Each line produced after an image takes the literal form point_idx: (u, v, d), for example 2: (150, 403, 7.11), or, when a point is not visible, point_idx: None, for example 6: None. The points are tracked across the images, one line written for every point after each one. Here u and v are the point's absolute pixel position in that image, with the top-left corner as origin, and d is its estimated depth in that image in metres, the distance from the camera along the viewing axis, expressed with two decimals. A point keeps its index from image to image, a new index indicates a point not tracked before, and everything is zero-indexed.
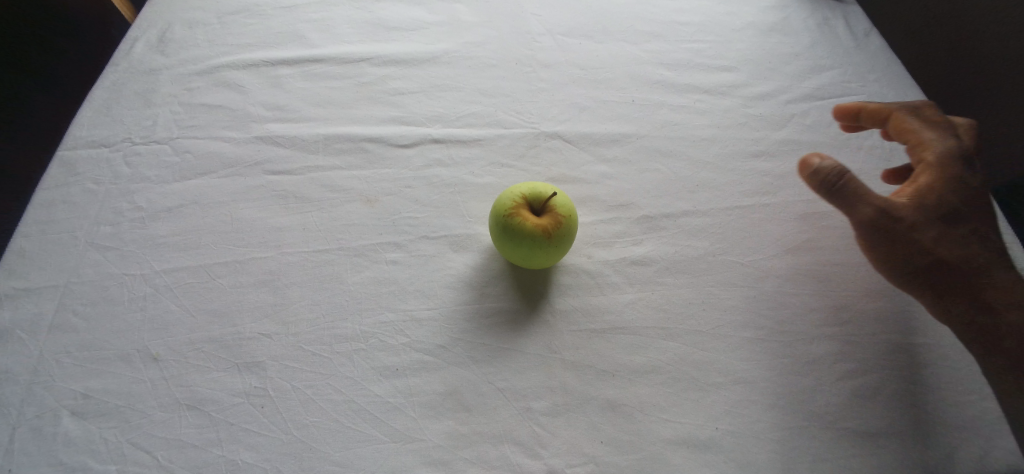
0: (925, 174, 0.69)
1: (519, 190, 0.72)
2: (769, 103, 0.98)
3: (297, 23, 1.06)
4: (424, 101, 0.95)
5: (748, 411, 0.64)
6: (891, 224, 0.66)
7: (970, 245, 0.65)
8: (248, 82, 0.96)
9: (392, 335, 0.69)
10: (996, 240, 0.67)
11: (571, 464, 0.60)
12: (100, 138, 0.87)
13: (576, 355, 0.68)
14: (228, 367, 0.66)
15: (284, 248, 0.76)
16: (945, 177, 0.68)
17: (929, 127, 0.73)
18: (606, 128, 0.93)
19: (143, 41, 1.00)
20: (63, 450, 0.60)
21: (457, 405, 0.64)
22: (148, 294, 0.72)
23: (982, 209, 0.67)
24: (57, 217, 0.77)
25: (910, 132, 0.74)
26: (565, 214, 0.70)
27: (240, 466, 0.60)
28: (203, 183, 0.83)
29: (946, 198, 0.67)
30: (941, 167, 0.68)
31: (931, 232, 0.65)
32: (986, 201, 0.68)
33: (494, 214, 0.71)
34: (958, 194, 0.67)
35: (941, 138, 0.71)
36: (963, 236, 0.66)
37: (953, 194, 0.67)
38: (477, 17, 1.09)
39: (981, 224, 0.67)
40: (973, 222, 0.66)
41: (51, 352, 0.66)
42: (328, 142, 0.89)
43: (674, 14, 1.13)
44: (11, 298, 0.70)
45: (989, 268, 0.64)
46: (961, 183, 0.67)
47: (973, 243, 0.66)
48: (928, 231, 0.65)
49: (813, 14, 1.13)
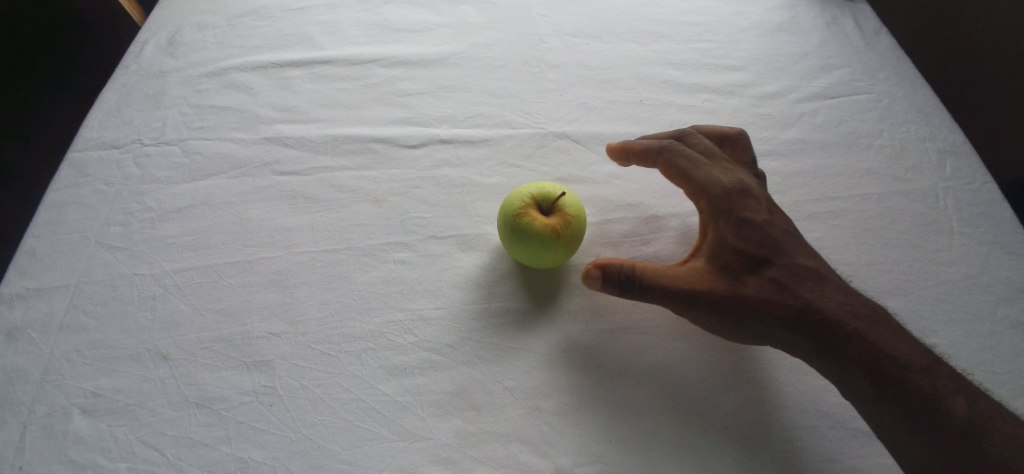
0: (710, 232, 0.69)
1: (528, 190, 0.72)
2: (777, 103, 0.98)
3: (306, 25, 1.07)
4: (432, 102, 0.96)
5: (757, 411, 0.64)
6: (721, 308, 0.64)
7: (784, 282, 0.64)
8: (257, 84, 0.97)
9: (401, 334, 0.69)
10: (802, 264, 0.66)
11: (579, 463, 0.60)
12: (111, 139, 0.87)
13: (584, 355, 0.68)
14: (237, 365, 0.66)
15: (293, 248, 0.77)
16: (722, 226, 0.68)
17: (698, 174, 0.72)
18: (613, 129, 0.93)
19: (153, 44, 1.01)
20: (73, 448, 0.61)
21: (465, 404, 0.64)
22: (158, 293, 0.72)
23: (773, 242, 0.67)
24: (69, 218, 0.78)
25: (684, 182, 0.74)
26: (573, 214, 0.71)
27: (249, 464, 0.60)
28: (212, 184, 0.84)
29: (731, 247, 0.66)
30: (716, 220, 0.69)
31: (747, 283, 0.64)
32: (775, 234, 0.68)
33: (503, 214, 0.71)
34: (740, 237, 0.67)
35: (719, 182, 0.71)
36: (776, 276, 0.64)
37: (732, 240, 0.67)
38: (484, 19, 1.10)
39: (784, 254, 0.66)
40: (771, 259, 0.66)
41: (62, 351, 0.67)
42: (337, 143, 0.89)
43: (681, 15, 1.13)
44: (22, 297, 0.71)
45: (807, 289, 0.63)
46: (739, 227, 0.67)
47: (783, 277, 0.64)
48: (746, 283, 0.64)
49: (820, 14, 1.13)
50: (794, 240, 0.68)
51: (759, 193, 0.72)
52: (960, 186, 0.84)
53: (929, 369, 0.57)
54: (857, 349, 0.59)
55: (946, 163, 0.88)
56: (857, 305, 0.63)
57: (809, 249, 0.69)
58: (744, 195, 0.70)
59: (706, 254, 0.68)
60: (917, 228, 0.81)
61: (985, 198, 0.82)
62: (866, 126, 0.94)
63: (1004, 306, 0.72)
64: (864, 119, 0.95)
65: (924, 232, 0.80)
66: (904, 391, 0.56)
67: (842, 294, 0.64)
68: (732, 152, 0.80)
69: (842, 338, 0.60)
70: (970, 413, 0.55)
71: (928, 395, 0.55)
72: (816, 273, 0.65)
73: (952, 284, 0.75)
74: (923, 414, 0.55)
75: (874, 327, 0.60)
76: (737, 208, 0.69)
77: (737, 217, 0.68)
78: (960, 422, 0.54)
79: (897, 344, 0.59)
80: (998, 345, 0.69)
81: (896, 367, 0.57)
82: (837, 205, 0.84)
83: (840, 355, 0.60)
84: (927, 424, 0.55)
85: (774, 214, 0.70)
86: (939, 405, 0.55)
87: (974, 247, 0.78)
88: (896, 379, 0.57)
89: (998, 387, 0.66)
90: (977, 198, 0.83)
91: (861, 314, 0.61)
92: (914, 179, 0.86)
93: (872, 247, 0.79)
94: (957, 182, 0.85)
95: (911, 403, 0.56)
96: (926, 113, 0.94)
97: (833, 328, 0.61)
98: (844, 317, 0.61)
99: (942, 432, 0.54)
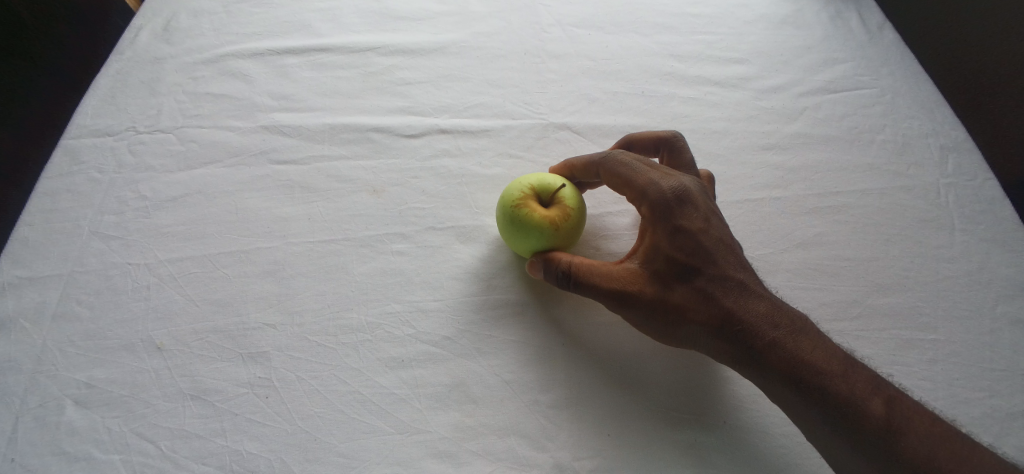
0: (646, 237, 0.65)
1: (527, 181, 0.71)
2: (780, 97, 0.96)
3: (304, 12, 1.05)
4: (432, 91, 0.94)
5: (756, 405, 0.63)
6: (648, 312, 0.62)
7: (711, 291, 0.61)
8: (254, 71, 0.96)
9: (399, 326, 0.68)
10: (732, 274, 0.62)
11: (578, 457, 0.59)
12: (105, 127, 0.86)
13: (583, 348, 0.67)
14: (233, 357, 0.66)
15: (290, 238, 0.76)
16: (657, 232, 0.64)
17: (636, 180, 0.66)
18: (615, 120, 0.92)
19: (148, 29, 0.99)
20: (66, 440, 0.60)
21: (463, 397, 0.63)
22: (152, 283, 0.71)
23: (706, 251, 0.62)
24: (61, 206, 0.77)
25: (623, 189, 0.68)
26: (572, 206, 0.70)
27: (244, 457, 0.59)
28: (209, 173, 0.82)
29: (664, 254, 0.62)
30: (652, 227, 0.64)
31: (673, 290, 0.62)
32: (710, 242, 0.63)
33: (502, 205, 0.70)
34: (672, 244, 0.62)
35: (657, 187, 0.65)
36: (704, 285, 0.61)
37: (665, 247, 0.63)
38: (486, 8, 1.08)
39: (716, 264, 0.62)
40: (701, 268, 0.62)
41: (55, 341, 0.66)
42: (335, 132, 0.88)
43: (684, 6, 1.11)
44: (14, 286, 0.69)
45: (733, 299, 0.60)
46: (672, 234, 0.63)
47: (710, 286, 0.61)
48: (673, 290, 0.61)
49: (826, 7, 1.12)
50: (728, 247, 0.64)
51: (699, 196, 0.65)
52: (963, 182, 0.84)
53: (846, 374, 0.55)
54: (776, 358, 0.57)
55: (949, 159, 0.87)
56: (780, 314, 0.59)
57: (741, 256, 0.64)
58: (681, 200, 0.64)
59: (641, 255, 0.65)
60: (920, 223, 0.80)
61: (987, 195, 0.82)
62: (871, 120, 0.93)
63: (1004, 304, 0.72)
64: (868, 113, 0.94)
65: (928, 227, 0.79)
66: (818, 397, 0.54)
67: (768, 303, 0.60)
68: (667, 156, 0.75)
69: (761, 347, 0.57)
70: (887, 415, 0.52)
71: (843, 402, 0.53)
72: (744, 283, 0.61)
73: (953, 280, 0.74)
74: (837, 419, 0.53)
75: (794, 337, 0.57)
76: (673, 215, 0.63)
77: (673, 224, 0.63)
78: (875, 424, 0.52)
79: (817, 353, 0.56)
80: (998, 342, 0.69)
81: (813, 375, 0.55)
82: (839, 200, 0.83)
83: (760, 364, 0.57)
84: (843, 425, 0.53)
85: (712, 218, 0.65)
86: (853, 411, 0.53)
87: (976, 244, 0.77)
88: (811, 386, 0.55)
89: (997, 384, 0.65)
90: (979, 196, 0.82)
91: (783, 323, 0.58)
92: (918, 175, 0.85)
93: (874, 242, 0.78)
94: (960, 179, 0.84)
95: (826, 409, 0.54)
96: (929, 108, 0.94)
97: (753, 338, 0.58)
98: (764, 328, 0.58)
99: (854, 435, 0.52)
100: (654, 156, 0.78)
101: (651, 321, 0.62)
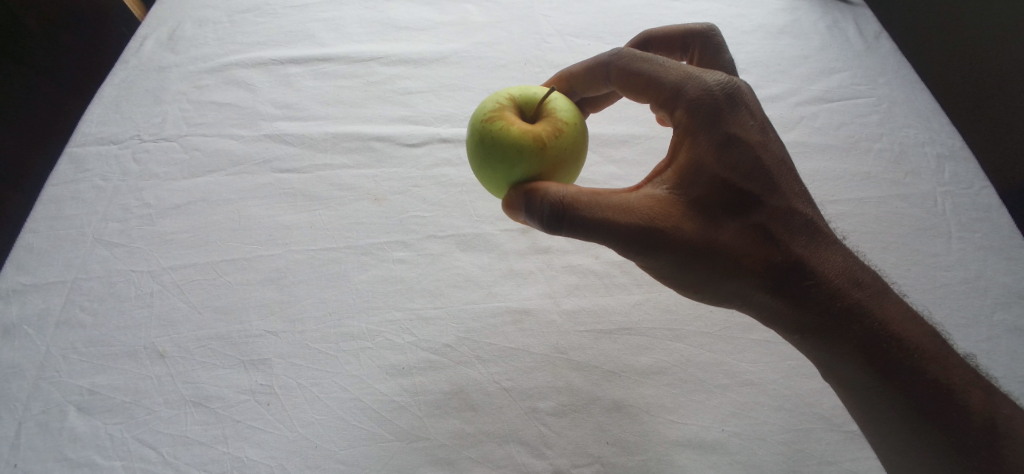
0: (682, 154, 0.58)
1: (508, 94, 0.67)
2: (777, 106, 0.97)
3: (308, 22, 1.07)
4: (433, 101, 0.95)
5: (756, 413, 0.63)
6: (699, 260, 0.56)
7: (773, 232, 0.56)
8: (257, 80, 0.97)
9: (399, 334, 0.69)
10: (797, 211, 0.58)
11: (575, 464, 0.60)
12: (110, 135, 0.87)
13: (583, 356, 0.68)
14: (234, 364, 0.66)
15: (291, 246, 0.76)
16: (701, 147, 0.57)
17: (673, 79, 0.59)
18: (614, 129, 0.94)
19: (153, 39, 1.01)
20: (67, 446, 0.60)
21: (463, 404, 0.63)
22: (156, 290, 0.72)
23: (767, 179, 0.57)
24: (67, 213, 0.78)
25: (650, 90, 0.61)
26: (562, 120, 0.65)
27: (246, 464, 0.60)
28: (211, 181, 0.83)
29: (711, 176, 0.56)
30: (693, 138, 0.58)
31: (726, 228, 0.56)
32: (770, 167, 0.57)
33: (477, 118, 0.66)
34: (724, 165, 0.56)
35: (700, 84, 0.58)
36: (764, 223, 0.56)
37: (716, 169, 0.56)
38: (485, 18, 1.10)
39: (779, 198, 0.57)
40: (761, 199, 0.57)
41: (58, 347, 0.67)
42: (337, 141, 0.89)
43: (682, 16, 1.13)
44: (18, 293, 0.70)
45: (802, 247, 0.57)
46: (723, 152, 0.56)
47: (772, 225, 0.57)
48: (725, 229, 0.56)
49: (822, 16, 1.14)
50: (789, 175, 0.59)
51: (753, 103, 0.59)
52: (958, 191, 0.84)
53: (944, 357, 0.53)
54: (864, 326, 0.54)
55: (946, 167, 0.87)
56: (854, 268, 0.57)
57: (804, 189, 0.60)
58: (733, 103, 0.58)
59: (677, 178, 0.57)
60: (916, 232, 0.80)
61: (984, 204, 0.82)
62: (867, 129, 0.94)
63: (1000, 312, 0.72)
64: (865, 122, 0.95)
65: (924, 235, 0.80)
66: (908, 380, 0.52)
67: (840, 255, 0.58)
68: (699, 52, 0.74)
69: (841, 310, 0.55)
70: (987, 405, 0.51)
71: (937, 389, 0.52)
72: (810, 226, 0.58)
73: (949, 288, 0.74)
74: (925, 406, 0.52)
75: (876, 300, 0.55)
76: (724, 124, 0.57)
77: (726, 137, 0.57)
78: (976, 418, 0.51)
79: (903, 323, 0.54)
80: (995, 349, 0.69)
81: (900, 351, 0.53)
82: (836, 209, 0.84)
83: (835, 338, 0.55)
84: (937, 416, 0.52)
85: (769, 133, 0.59)
86: (949, 399, 0.52)
87: (972, 252, 0.77)
88: (898, 361, 0.53)
89: None
90: (975, 204, 0.82)
91: (861, 281, 0.56)
92: (914, 184, 0.86)
93: (871, 251, 0.79)
94: (956, 187, 0.85)
95: (920, 398, 0.52)
96: (926, 118, 0.95)
97: (825, 295, 0.55)
98: (843, 287, 0.56)
99: (957, 433, 0.51)
100: (681, 56, 0.78)
101: (702, 269, 0.57)
